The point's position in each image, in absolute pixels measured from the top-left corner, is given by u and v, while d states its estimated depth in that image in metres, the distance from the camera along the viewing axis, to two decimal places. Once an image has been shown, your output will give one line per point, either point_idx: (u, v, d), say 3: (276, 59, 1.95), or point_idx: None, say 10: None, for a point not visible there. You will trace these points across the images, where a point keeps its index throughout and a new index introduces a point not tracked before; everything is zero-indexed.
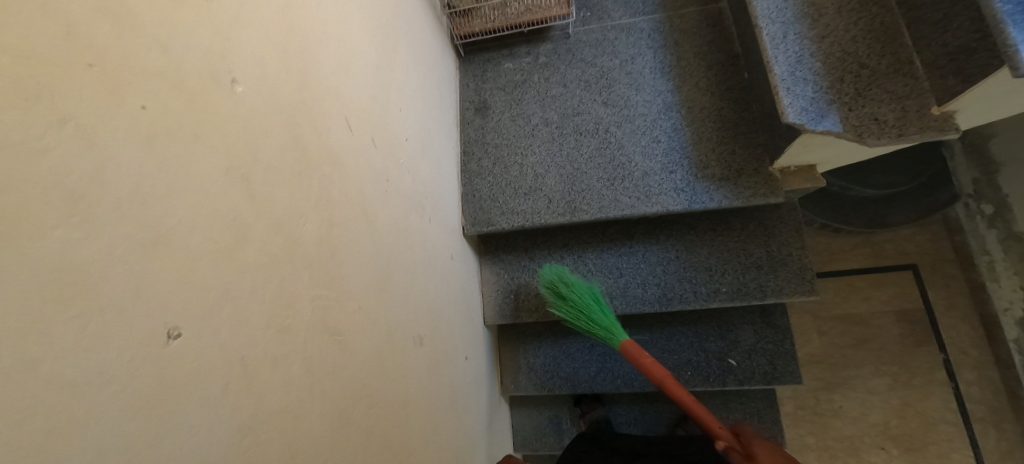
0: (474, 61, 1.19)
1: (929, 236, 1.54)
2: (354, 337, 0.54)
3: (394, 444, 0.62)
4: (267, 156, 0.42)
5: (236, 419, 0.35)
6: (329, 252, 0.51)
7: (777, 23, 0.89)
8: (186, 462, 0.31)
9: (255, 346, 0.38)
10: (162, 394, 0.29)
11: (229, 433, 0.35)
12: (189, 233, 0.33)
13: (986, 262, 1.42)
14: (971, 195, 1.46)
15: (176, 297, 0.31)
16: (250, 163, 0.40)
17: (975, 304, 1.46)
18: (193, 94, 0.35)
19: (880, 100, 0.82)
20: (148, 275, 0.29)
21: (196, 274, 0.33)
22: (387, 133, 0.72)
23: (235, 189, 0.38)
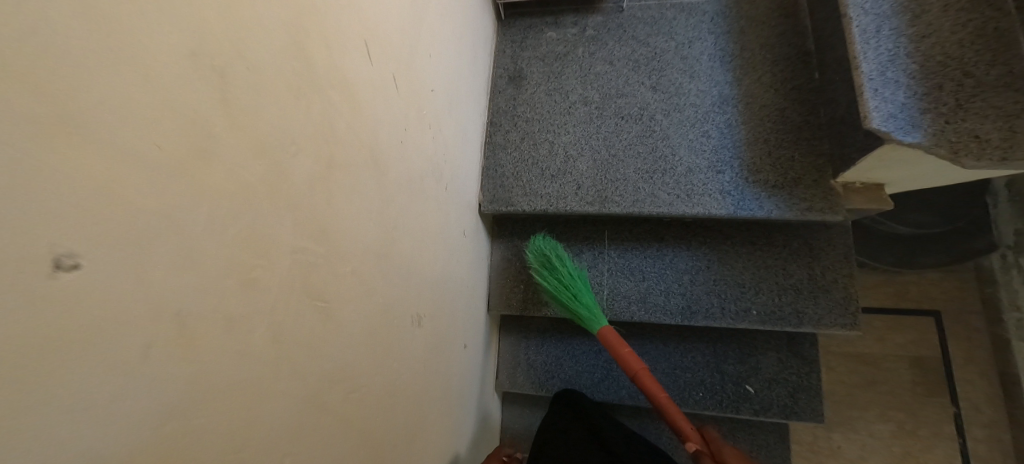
0: (514, 26, 1.08)
1: (957, 284, 1.41)
2: (342, 305, 0.45)
3: (374, 437, 0.52)
4: (258, 58, 0.33)
5: (163, 393, 0.26)
6: (324, 197, 0.41)
7: (870, 15, 0.78)
8: (69, 449, 0.21)
9: (205, 298, 0.29)
10: (34, 347, 0.20)
11: (149, 411, 0.25)
12: (116, 125, 0.23)
13: (1015, 320, 1.29)
14: (1010, 247, 1.31)
15: (78, 209, 0.22)
16: (230, 59, 0.30)
17: (996, 361, 1.34)
18: None
19: (983, 116, 0.71)
20: (31, 168, 0.20)
21: (122, 185, 0.24)
22: (412, 78, 0.62)
23: (206, 86, 0.28)
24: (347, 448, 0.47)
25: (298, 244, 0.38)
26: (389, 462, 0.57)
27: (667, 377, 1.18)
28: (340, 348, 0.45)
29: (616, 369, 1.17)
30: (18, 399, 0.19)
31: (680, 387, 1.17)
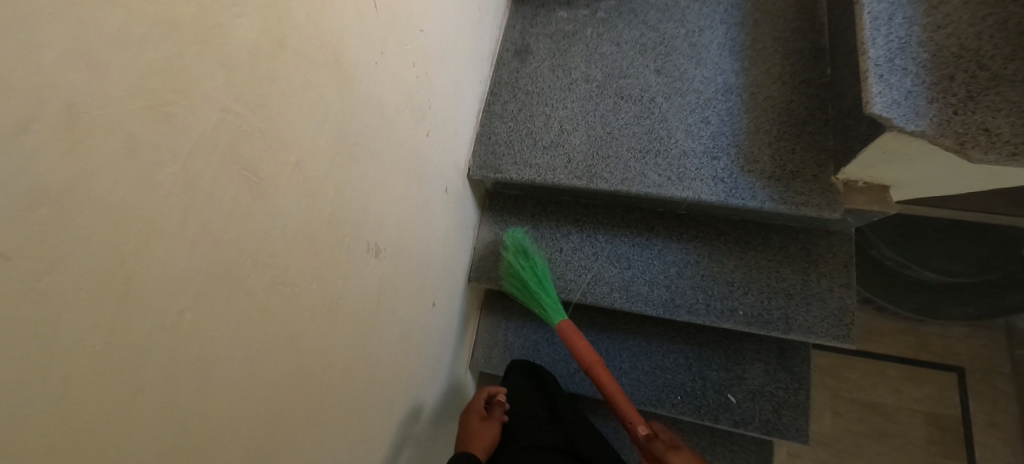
0: (528, 4, 1.08)
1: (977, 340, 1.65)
2: (278, 193, 0.46)
3: (298, 336, 0.53)
4: None
5: (42, 178, 0.26)
6: (267, 76, 0.42)
7: (884, 3, 0.75)
8: None
9: (107, 105, 0.29)
10: None
11: (28, 190, 0.26)
12: None
13: None
14: None
15: None
16: None
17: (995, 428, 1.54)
18: None
19: (995, 108, 0.67)
20: None
21: None
22: (397, 8, 0.62)
23: None
24: (264, 332, 0.48)
25: (228, 105, 0.39)
26: (315, 371, 0.58)
27: (646, 377, 1.13)
28: (267, 232, 0.46)
29: None
30: None
31: (658, 388, 1.12)
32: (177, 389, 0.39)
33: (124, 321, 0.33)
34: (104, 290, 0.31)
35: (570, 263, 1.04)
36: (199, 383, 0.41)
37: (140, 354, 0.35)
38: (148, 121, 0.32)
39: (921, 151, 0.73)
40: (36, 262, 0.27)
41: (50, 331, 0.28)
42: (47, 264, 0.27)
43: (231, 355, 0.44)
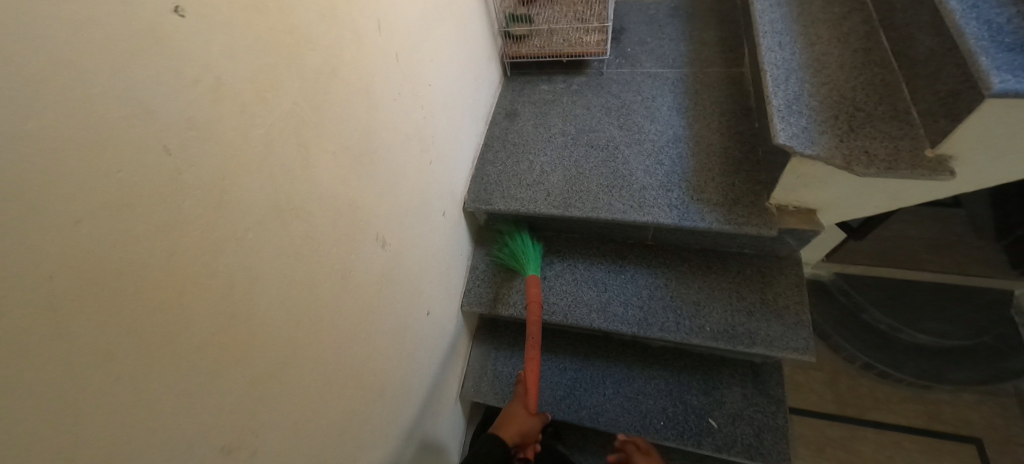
0: (517, 81, 1.38)
1: (997, 408, 1.62)
2: (318, 166, 0.66)
3: (315, 284, 0.68)
4: None
5: (189, 107, 0.47)
6: (323, 87, 0.65)
7: (781, 69, 1.00)
8: (144, 91, 0.43)
9: (232, 78, 0.52)
10: (146, 37, 0.43)
11: (180, 111, 0.46)
12: None
13: None
14: None
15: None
16: None
17: None
18: None
19: (872, 137, 0.87)
20: None
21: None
22: (413, 65, 0.87)
23: None
24: (294, 269, 0.64)
25: (297, 101, 0.61)
26: (325, 323, 0.71)
27: (629, 403, 1.16)
28: (306, 192, 0.64)
29: (580, 388, 1.20)
30: (132, 51, 0.42)
31: (641, 414, 1.14)
32: (233, 289, 0.55)
33: (214, 219, 0.51)
34: (206, 194, 0.50)
35: (553, 287, 1.17)
36: (246, 288, 0.56)
37: (219, 248, 0.52)
38: (251, 96, 0.54)
39: (826, 175, 0.90)
40: (181, 162, 0.47)
41: (175, 208, 0.47)
42: (187, 165, 0.48)
43: (269, 277, 0.60)
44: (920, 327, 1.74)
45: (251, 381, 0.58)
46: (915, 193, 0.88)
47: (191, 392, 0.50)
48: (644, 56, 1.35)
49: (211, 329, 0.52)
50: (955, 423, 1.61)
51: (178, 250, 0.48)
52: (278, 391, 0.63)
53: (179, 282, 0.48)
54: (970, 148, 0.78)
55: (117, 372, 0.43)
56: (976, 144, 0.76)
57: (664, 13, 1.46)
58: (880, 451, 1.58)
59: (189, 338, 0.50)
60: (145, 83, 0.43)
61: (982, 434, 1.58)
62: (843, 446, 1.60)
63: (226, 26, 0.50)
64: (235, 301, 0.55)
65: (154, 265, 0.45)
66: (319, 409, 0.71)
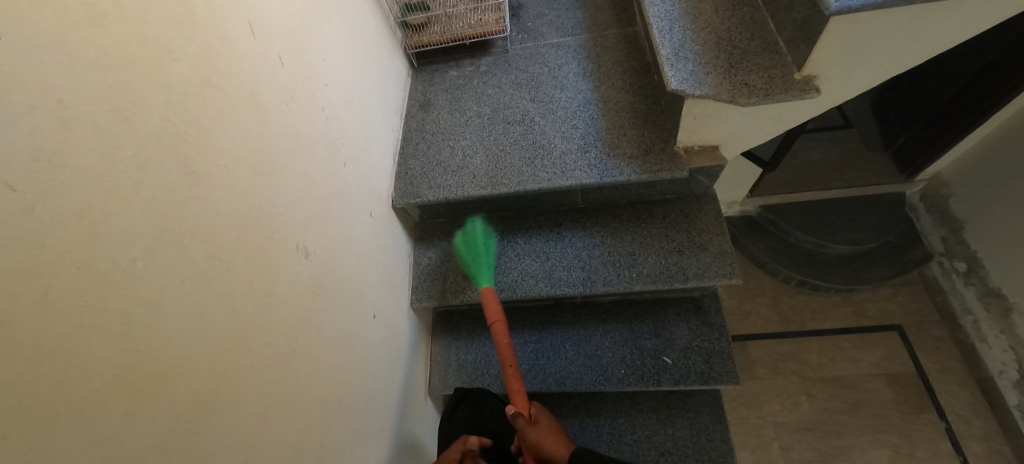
0: (425, 70, 1.35)
1: (910, 295, 1.82)
2: (211, 184, 0.62)
3: (233, 306, 0.64)
4: None
5: (32, 138, 0.43)
6: (199, 97, 0.61)
7: (665, 21, 1.05)
8: None
9: (82, 101, 0.48)
10: None
11: (24, 143, 0.42)
12: None
13: (971, 321, 1.69)
14: (942, 254, 1.82)
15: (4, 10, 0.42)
16: None
17: (964, 367, 1.65)
18: None
19: (750, 69, 0.93)
20: None
21: (35, 14, 0.44)
22: (302, 66, 0.84)
23: None
24: (202, 293, 0.60)
25: (169, 116, 0.57)
26: (253, 342, 0.67)
27: (590, 360, 1.19)
28: (201, 212, 0.60)
29: (542, 357, 1.21)
30: None
31: (603, 368, 1.17)
32: (131, 324, 0.51)
33: (89, 254, 0.47)
34: (76, 228, 0.46)
35: (497, 267, 1.17)
36: (149, 321, 0.53)
37: (102, 283, 0.48)
38: (111, 117, 0.51)
39: (718, 112, 0.96)
40: (33, 196, 0.43)
41: (39, 249, 0.43)
42: (40, 199, 0.44)
43: (172, 306, 0.56)
44: (838, 239, 1.88)
45: (176, 415, 0.54)
46: (794, 114, 0.97)
47: (105, 440, 0.47)
48: (544, 28, 1.37)
49: (115, 369, 0.48)
50: (878, 317, 1.79)
51: (50, 292, 0.44)
52: (213, 422, 0.59)
53: (61, 327, 0.44)
54: (828, 65, 0.87)
55: (3, 435, 0.39)
56: (832, 59, 0.86)
57: None
58: (822, 357, 1.74)
59: (87, 381, 0.46)
60: None
61: (901, 322, 1.77)
62: (790, 359, 1.75)
63: (59, 45, 0.46)
64: (136, 335, 0.51)
65: (22, 311, 0.41)
66: (267, 430, 0.68)
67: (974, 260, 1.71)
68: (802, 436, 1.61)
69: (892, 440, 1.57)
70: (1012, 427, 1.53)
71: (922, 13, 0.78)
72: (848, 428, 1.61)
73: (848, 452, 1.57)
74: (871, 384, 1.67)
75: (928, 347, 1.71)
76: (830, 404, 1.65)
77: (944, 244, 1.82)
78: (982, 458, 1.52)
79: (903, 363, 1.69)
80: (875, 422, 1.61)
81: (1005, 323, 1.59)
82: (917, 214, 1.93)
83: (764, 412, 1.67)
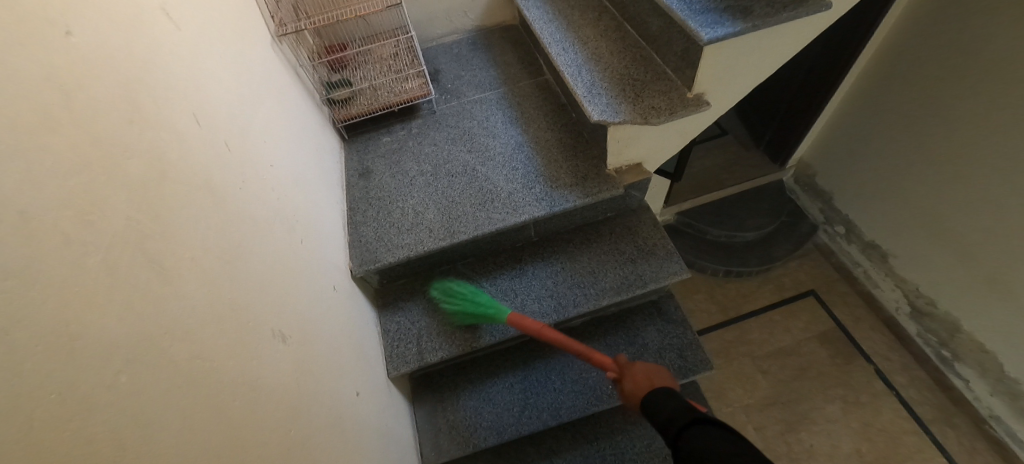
0: (356, 140, 1.37)
1: (812, 262, 2.11)
2: (183, 280, 0.58)
3: (226, 409, 0.58)
4: (93, 90, 0.54)
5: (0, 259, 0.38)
6: (157, 195, 0.58)
7: (572, 65, 1.19)
8: None
9: (46, 212, 0.44)
10: None
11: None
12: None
13: (862, 272, 1.97)
14: (824, 223, 2.13)
15: None
16: (75, 85, 0.51)
17: (871, 312, 1.92)
18: (24, 27, 0.47)
19: (652, 95, 1.09)
20: None
21: None
22: (248, 152, 0.83)
23: (51, 93, 0.48)
24: (194, 399, 0.54)
25: (131, 215, 0.54)
26: (254, 442, 0.61)
27: (579, 385, 1.20)
28: (176, 311, 0.55)
29: (532, 394, 1.20)
30: None
31: (593, 388, 1.19)
32: (123, 448, 0.43)
33: (71, 376, 0.41)
34: (54, 349, 0.40)
35: None
36: (146, 441, 0.46)
37: (90, 407, 0.42)
38: (74, 222, 0.47)
39: (636, 133, 1.10)
40: (8, 321, 0.38)
41: (20, 380, 0.37)
42: (14, 323, 0.38)
43: (166, 419, 0.49)
44: (746, 227, 2.14)
45: None
46: (695, 126, 1.14)
47: None
48: (463, 87, 1.47)
49: None
50: (795, 287, 2.04)
51: (34, 431, 0.37)
52: None
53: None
54: (711, 83, 1.05)
55: None
56: (713, 78, 1.03)
57: (466, 48, 1.60)
58: (764, 333, 1.93)
59: None
60: None
61: (813, 287, 2.03)
62: (739, 343, 1.92)
63: (15, 156, 0.43)
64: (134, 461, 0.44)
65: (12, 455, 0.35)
66: None
67: (849, 223, 2.01)
68: (769, 411, 1.75)
69: (839, 392, 1.76)
70: (920, 352, 1.78)
71: (766, 35, 0.98)
72: (803, 393, 1.77)
73: (808, 414, 1.72)
74: (807, 347, 1.87)
75: (840, 302, 1.97)
76: (782, 375, 1.82)
77: (823, 214, 2.13)
78: (908, 386, 1.75)
79: (826, 322, 1.92)
80: (821, 380, 1.79)
81: (887, 267, 1.87)
82: (796, 194, 2.28)
83: (731, 398, 1.79)
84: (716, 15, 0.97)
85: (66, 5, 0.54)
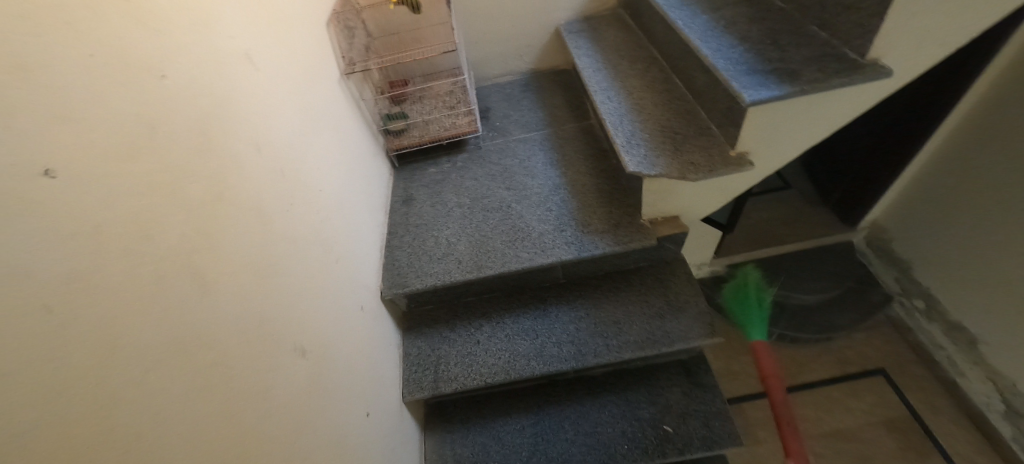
0: (404, 169, 1.47)
1: (883, 337, 1.86)
2: (220, 292, 0.66)
3: (236, 415, 0.64)
4: (175, 124, 0.63)
5: (65, 265, 0.46)
6: (211, 215, 0.67)
7: (614, 114, 1.21)
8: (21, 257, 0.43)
9: (116, 226, 0.52)
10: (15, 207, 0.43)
11: (60, 268, 0.46)
12: (99, 130, 0.52)
13: (944, 356, 1.72)
14: (901, 294, 1.89)
15: (51, 153, 0.47)
16: (161, 120, 0.61)
17: (956, 406, 1.65)
18: (129, 72, 0.58)
19: (693, 150, 1.07)
20: (51, 139, 0.47)
21: (82, 153, 0.50)
22: (301, 178, 0.93)
23: (139, 128, 0.58)
24: (208, 403, 0.59)
25: (185, 232, 0.62)
26: (258, 448, 0.66)
27: (592, 438, 1.17)
28: (208, 318, 0.63)
29: (542, 440, 1.18)
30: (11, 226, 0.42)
31: (606, 445, 1.15)
32: (136, 440, 0.49)
33: (104, 371, 0.48)
34: (95, 346, 0.47)
35: (488, 349, 1.18)
36: (155, 436, 0.51)
37: (116, 401, 0.48)
38: (135, 236, 0.54)
39: (673, 186, 1.08)
40: (63, 318, 0.45)
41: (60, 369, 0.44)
42: (68, 321, 0.45)
43: (178, 418, 0.55)
44: (800, 288, 1.97)
45: None
46: (737, 185, 1.10)
47: None
48: (510, 125, 1.53)
49: None
50: (859, 362, 1.81)
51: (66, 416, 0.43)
52: None
53: (75, 452, 0.43)
54: (756, 143, 1.01)
55: None
56: (758, 138, 1.00)
57: (518, 89, 1.68)
58: (819, 410, 1.71)
59: None
60: (16, 246, 0.42)
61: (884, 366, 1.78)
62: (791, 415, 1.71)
63: (99, 179, 0.51)
64: (143, 453, 0.50)
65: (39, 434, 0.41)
66: None
67: (929, 296, 1.79)
68: None
69: None
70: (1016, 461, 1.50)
71: (816, 101, 0.94)
72: None
73: None
74: (873, 434, 1.64)
75: (914, 387, 1.72)
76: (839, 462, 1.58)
77: (899, 284, 1.90)
78: None
79: (896, 407, 1.68)
80: None
81: (975, 354, 1.63)
82: (868, 260, 2.03)
83: None
84: (762, 77, 0.95)
85: (167, 52, 0.65)
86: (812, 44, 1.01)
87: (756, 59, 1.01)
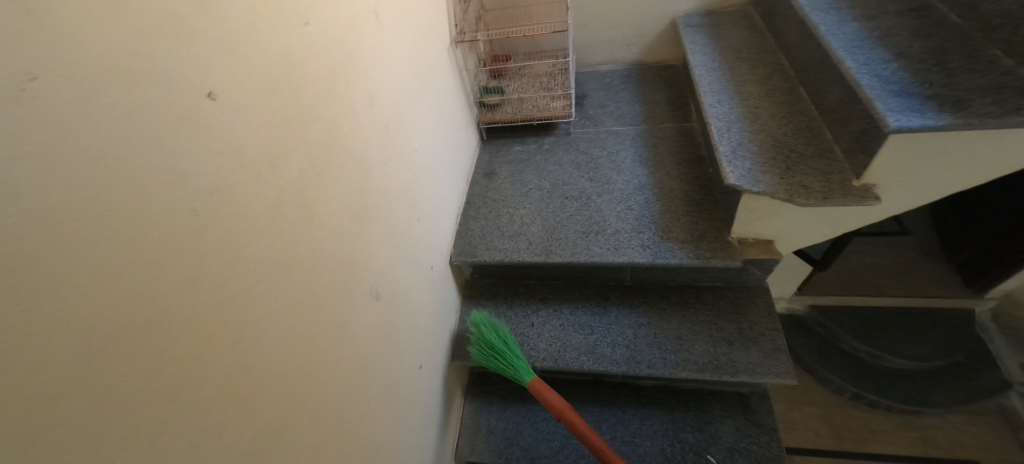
0: (492, 144, 1.50)
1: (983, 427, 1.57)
2: (321, 227, 0.71)
3: (315, 341, 0.69)
4: (310, 67, 0.69)
5: (212, 174, 0.53)
6: (324, 154, 0.72)
7: (723, 121, 1.14)
8: (183, 159, 0.49)
9: (252, 149, 0.58)
10: (184, 115, 0.49)
11: (208, 174, 0.52)
12: (250, 61, 0.58)
13: None
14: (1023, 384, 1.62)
15: (214, 74, 0.53)
16: (300, 61, 0.67)
17: None
18: (281, 13, 0.64)
19: (807, 173, 0.98)
20: (218, 63, 0.54)
21: (238, 78, 0.56)
22: (401, 136, 0.98)
23: (281, 65, 0.64)
24: (296, 323, 0.65)
25: (303, 166, 0.68)
26: (326, 375, 0.72)
27: (628, 447, 1.14)
28: (308, 247, 0.69)
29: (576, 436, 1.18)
30: (179, 132, 0.49)
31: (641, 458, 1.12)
32: (240, 338, 0.56)
33: (227, 272, 0.54)
34: (223, 249, 0.54)
35: (541, 334, 1.19)
36: (252, 340, 0.58)
37: (232, 301, 0.55)
38: (265, 160, 0.61)
39: (776, 207, 1.00)
40: (206, 219, 0.52)
41: (196, 262, 0.50)
42: (209, 222, 0.52)
43: (271, 329, 0.61)
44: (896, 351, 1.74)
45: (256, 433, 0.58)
46: (852, 219, 1.00)
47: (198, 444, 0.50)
48: (605, 116, 1.49)
49: (219, 383, 0.52)
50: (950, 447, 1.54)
51: (195, 304, 0.50)
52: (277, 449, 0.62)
53: (197, 336, 0.50)
54: (888, 175, 0.90)
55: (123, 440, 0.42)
56: (892, 170, 0.89)
57: (619, 80, 1.63)
58: None
59: (198, 390, 0.50)
60: (179, 147, 0.49)
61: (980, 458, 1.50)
62: None
63: (247, 105, 0.58)
64: (241, 351, 0.56)
65: (173, 312, 0.48)
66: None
67: None
68: None
69: None
70: None
71: (978, 139, 0.82)
72: None
73: None
74: None
75: None
76: None
77: None
78: None
79: None
80: None
81: None
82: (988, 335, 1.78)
83: None
84: (916, 103, 0.84)
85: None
86: (988, 72, 0.87)
87: (910, 81, 0.89)
